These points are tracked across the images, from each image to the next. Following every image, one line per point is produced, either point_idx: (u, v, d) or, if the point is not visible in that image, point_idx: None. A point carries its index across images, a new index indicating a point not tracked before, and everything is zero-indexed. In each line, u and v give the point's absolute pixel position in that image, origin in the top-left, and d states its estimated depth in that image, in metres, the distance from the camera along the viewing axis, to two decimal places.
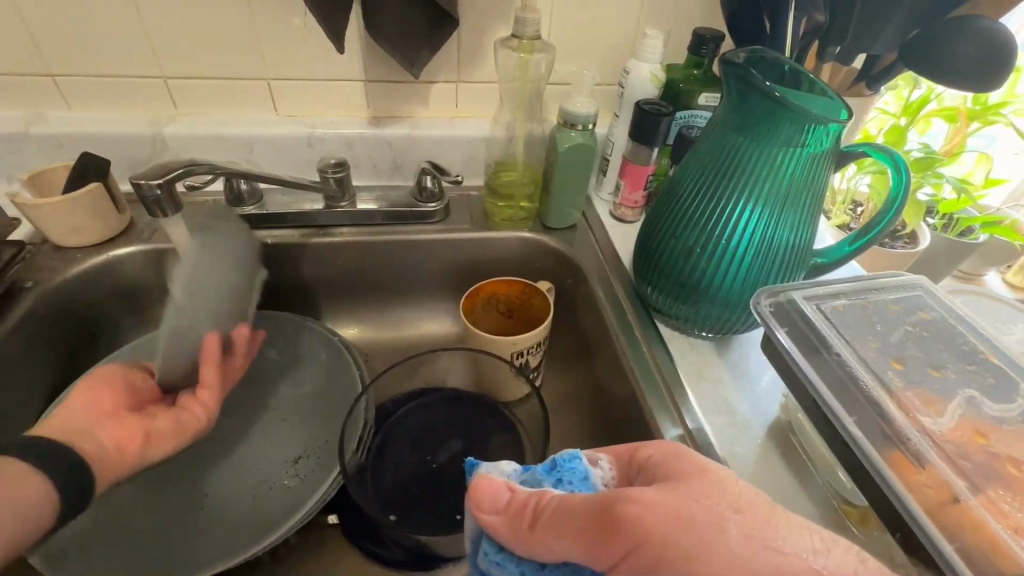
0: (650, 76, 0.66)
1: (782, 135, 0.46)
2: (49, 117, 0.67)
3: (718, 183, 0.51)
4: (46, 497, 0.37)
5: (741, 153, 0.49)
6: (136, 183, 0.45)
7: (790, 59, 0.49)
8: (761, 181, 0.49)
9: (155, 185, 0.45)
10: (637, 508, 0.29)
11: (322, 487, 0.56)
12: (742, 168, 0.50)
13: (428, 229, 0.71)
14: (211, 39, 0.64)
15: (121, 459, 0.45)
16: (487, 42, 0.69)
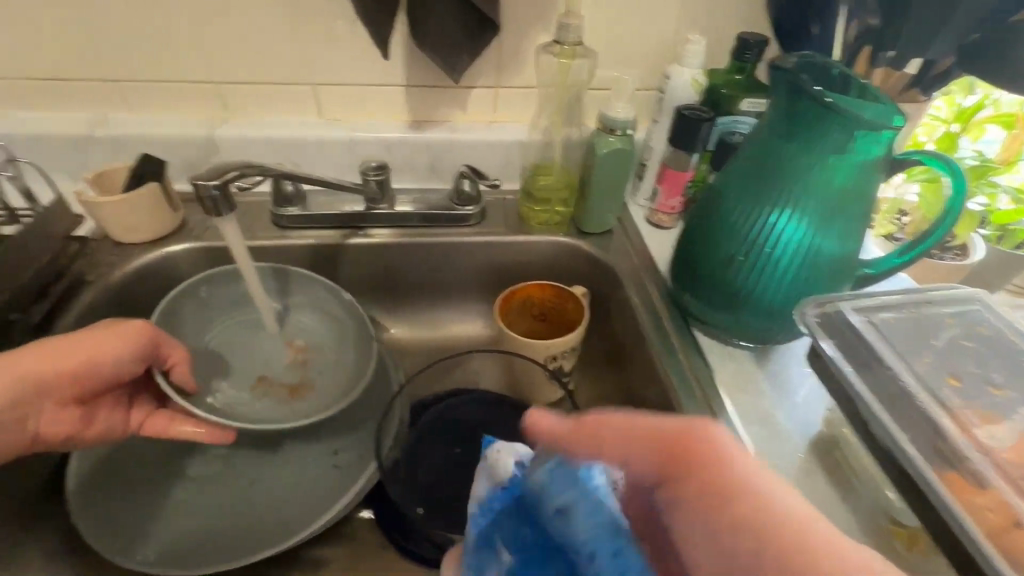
0: (691, 81, 0.65)
1: (831, 141, 0.45)
2: (110, 119, 0.70)
3: (762, 190, 0.50)
4: None
5: (787, 159, 0.48)
6: (196, 184, 0.47)
7: (840, 64, 0.48)
8: (809, 188, 0.48)
9: (212, 186, 0.47)
10: (697, 456, 0.28)
11: (362, 475, 0.57)
12: (788, 175, 0.49)
13: (464, 232, 0.72)
14: (263, 46, 0.67)
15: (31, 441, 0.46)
16: (527, 47, 0.70)
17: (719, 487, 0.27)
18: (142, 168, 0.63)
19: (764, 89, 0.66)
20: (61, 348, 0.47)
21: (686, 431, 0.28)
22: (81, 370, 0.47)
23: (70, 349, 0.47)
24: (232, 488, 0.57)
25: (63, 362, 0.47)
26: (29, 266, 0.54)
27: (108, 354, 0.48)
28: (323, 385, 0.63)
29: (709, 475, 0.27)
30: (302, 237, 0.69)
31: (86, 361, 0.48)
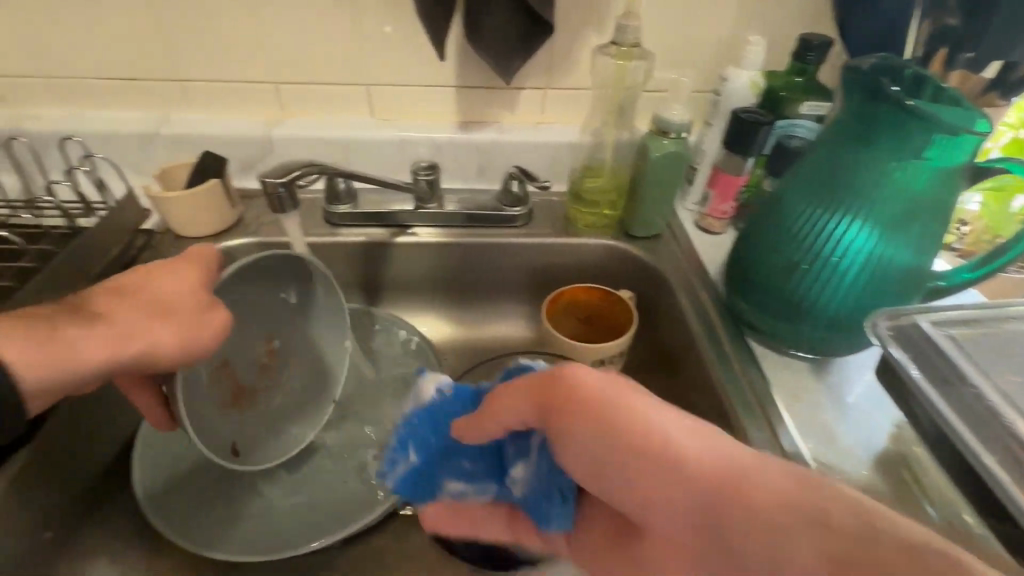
0: (750, 83, 0.64)
1: (908, 146, 0.44)
2: (173, 117, 0.73)
3: (830, 196, 0.49)
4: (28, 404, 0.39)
5: (858, 165, 0.47)
6: (264, 181, 0.48)
7: (917, 66, 0.46)
8: (882, 195, 0.46)
9: (278, 184, 0.49)
10: (583, 407, 0.33)
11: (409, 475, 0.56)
12: (859, 181, 0.47)
13: (511, 233, 0.72)
14: (322, 48, 0.69)
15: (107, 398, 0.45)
16: (580, 49, 0.69)
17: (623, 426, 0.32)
18: (204, 164, 0.65)
19: (824, 91, 0.65)
20: (144, 340, 0.44)
21: (564, 371, 0.35)
22: (159, 363, 0.45)
23: (152, 343, 0.44)
24: (284, 478, 0.58)
25: (143, 356, 0.44)
26: (99, 258, 0.57)
27: (191, 351, 0.46)
28: (268, 407, 0.58)
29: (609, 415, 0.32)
30: (351, 234, 0.70)
31: (171, 355, 0.45)
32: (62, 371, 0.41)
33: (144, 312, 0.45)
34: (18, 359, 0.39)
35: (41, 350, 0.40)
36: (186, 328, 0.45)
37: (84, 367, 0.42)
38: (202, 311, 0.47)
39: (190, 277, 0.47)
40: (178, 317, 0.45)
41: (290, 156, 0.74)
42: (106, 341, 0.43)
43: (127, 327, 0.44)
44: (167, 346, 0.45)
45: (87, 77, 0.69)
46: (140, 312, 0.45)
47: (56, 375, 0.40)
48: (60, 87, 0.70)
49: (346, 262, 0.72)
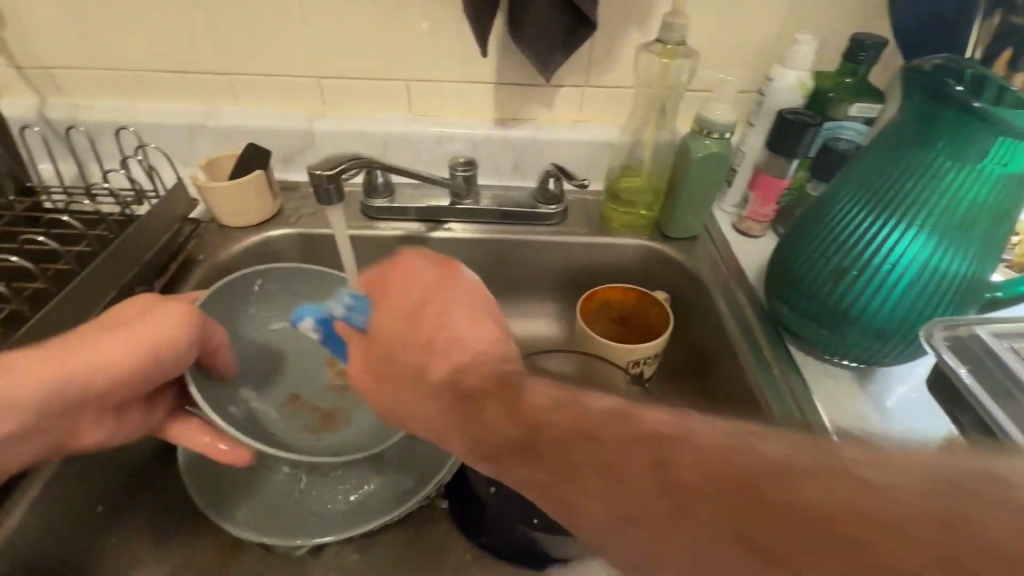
0: (798, 83, 0.62)
1: (966, 146, 0.42)
2: (219, 109, 0.74)
3: (884, 200, 0.47)
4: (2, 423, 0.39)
5: (916, 168, 0.45)
6: (312, 173, 0.49)
7: (983, 67, 0.44)
8: (941, 200, 0.44)
9: (325, 177, 0.50)
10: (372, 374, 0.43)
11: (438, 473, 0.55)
12: (917, 185, 0.45)
13: (546, 230, 0.72)
14: (365, 43, 0.69)
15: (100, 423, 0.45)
16: (622, 46, 0.69)
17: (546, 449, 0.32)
18: (249, 156, 0.66)
19: (875, 93, 0.63)
20: (106, 353, 0.43)
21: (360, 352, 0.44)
22: (129, 371, 0.43)
23: (114, 354, 0.43)
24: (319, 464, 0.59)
25: (113, 368, 0.43)
26: (150, 245, 0.58)
27: (162, 348, 0.44)
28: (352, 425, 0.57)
29: (532, 435, 0.32)
30: (388, 228, 0.71)
31: (138, 359, 0.44)
32: (22, 396, 0.40)
33: (106, 324, 0.45)
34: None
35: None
36: (149, 328, 0.44)
37: (42, 389, 0.41)
38: (158, 311, 0.45)
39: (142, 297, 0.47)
40: (138, 322, 0.44)
41: (330, 150, 0.75)
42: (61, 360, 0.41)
43: (84, 342, 0.43)
44: (132, 353, 0.43)
45: (139, 70, 0.71)
46: (103, 327, 0.44)
47: (11, 403, 0.39)
48: (113, 78, 0.72)
49: (382, 255, 0.73)
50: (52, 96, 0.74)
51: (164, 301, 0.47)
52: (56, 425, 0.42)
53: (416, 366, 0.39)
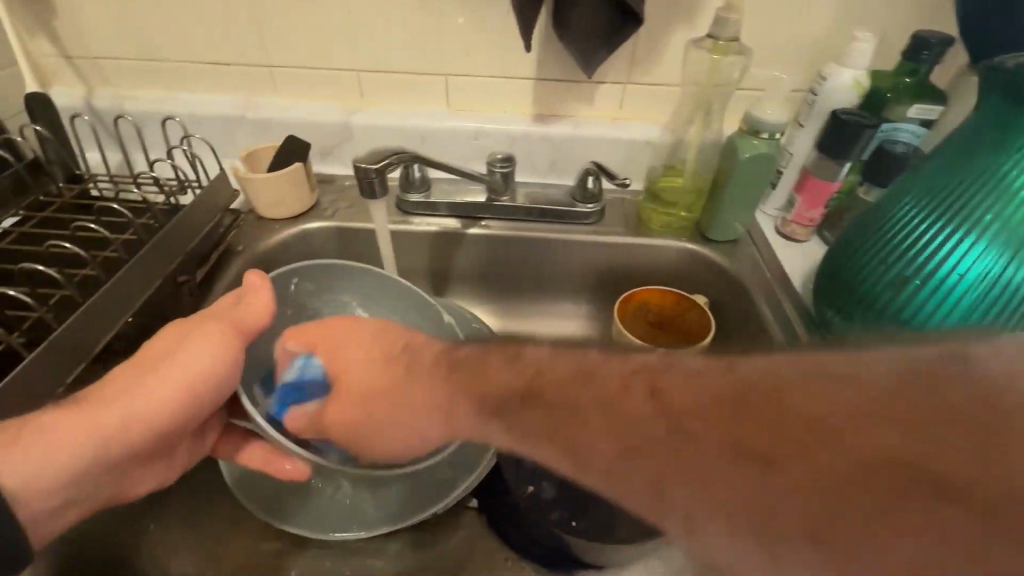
0: (854, 83, 0.60)
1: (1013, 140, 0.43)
2: (259, 101, 0.75)
3: (954, 205, 0.46)
4: (46, 492, 0.36)
5: (990, 175, 0.44)
6: (359, 166, 0.51)
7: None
8: (1017, 208, 0.43)
9: (371, 171, 0.51)
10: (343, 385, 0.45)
11: (465, 480, 0.53)
12: (991, 191, 0.44)
13: (583, 230, 0.71)
14: (406, 36, 0.69)
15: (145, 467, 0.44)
16: (668, 43, 0.67)
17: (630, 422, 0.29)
18: (289, 148, 0.67)
19: (936, 93, 0.60)
20: (143, 403, 0.40)
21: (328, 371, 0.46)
22: (171, 414, 0.41)
23: (153, 401, 0.41)
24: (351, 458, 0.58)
25: (155, 415, 0.41)
26: (193, 234, 0.59)
27: (202, 386, 0.42)
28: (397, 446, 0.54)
29: None
30: (424, 223, 0.71)
31: (180, 401, 0.41)
32: (70, 463, 0.37)
33: (132, 370, 0.41)
34: (13, 474, 0.35)
35: (30, 448, 0.36)
36: (184, 367, 0.41)
37: (88, 452, 0.38)
38: (188, 344, 0.42)
39: (174, 333, 0.44)
40: (170, 362, 0.42)
41: (367, 144, 0.75)
42: (97, 419, 0.38)
43: (115, 393, 0.40)
44: (171, 397, 0.41)
45: (183, 61, 0.72)
46: (131, 372, 0.41)
47: (61, 472, 0.37)
48: (157, 70, 0.73)
49: (417, 249, 0.72)
50: (99, 86, 0.75)
51: (188, 331, 0.44)
52: (107, 479, 0.41)
53: (464, 364, 0.38)
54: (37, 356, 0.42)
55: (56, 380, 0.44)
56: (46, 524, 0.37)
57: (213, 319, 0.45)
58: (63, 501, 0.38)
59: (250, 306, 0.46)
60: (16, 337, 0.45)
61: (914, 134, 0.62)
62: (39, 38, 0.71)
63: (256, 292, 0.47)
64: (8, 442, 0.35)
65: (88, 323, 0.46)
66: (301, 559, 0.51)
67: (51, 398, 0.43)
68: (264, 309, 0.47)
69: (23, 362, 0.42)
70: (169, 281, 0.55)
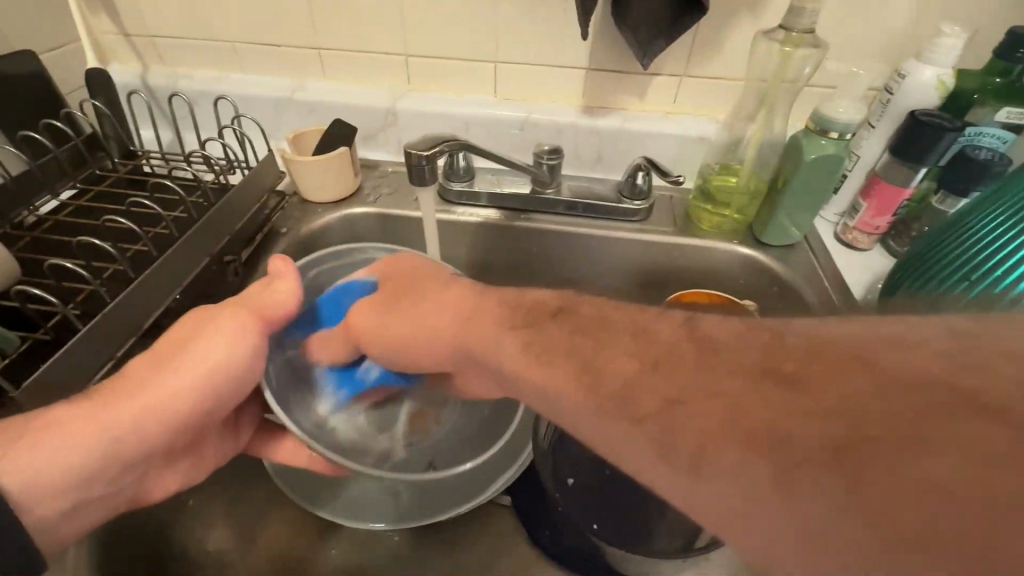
0: (937, 81, 0.55)
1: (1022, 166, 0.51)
2: (307, 84, 0.75)
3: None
4: (70, 485, 0.36)
5: None
6: (410, 153, 0.54)
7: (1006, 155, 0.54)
8: None
9: (421, 158, 0.54)
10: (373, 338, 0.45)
11: (498, 479, 0.52)
12: None
13: (629, 227, 0.68)
14: (457, 21, 0.67)
15: (168, 460, 0.45)
16: (732, 33, 0.63)
17: (730, 403, 0.25)
18: (336, 131, 0.66)
19: None
20: (159, 396, 0.39)
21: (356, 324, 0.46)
22: (186, 407, 0.41)
23: (170, 393, 0.40)
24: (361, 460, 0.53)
25: (171, 407, 0.40)
26: (240, 214, 0.59)
27: (218, 379, 0.41)
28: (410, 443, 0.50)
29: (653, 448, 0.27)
30: (465, 213, 0.70)
31: (197, 393, 0.41)
32: (81, 460, 0.36)
33: (149, 362, 0.40)
34: (22, 473, 0.34)
35: (44, 444, 0.35)
36: (200, 358, 0.41)
37: (100, 449, 0.37)
38: (204, 334, 0.42)
39: (194, 317, 0.43)
40: (187, 353, 0.41)
41: (412, 130, 0.74)
42: (111, 415, 0.37)
43: (132, 385, 0.39)
44: (193, 390, 0.41)
45: (236, 41, 0.72)
46: (145, 365, 0.40)
47: (72, 469, 0.36)
48: (209, 49, 0.74)
49: (457, 239, 0.71)
50: (154, 63, 0.76)
51: (203, 319, 0.43)
52: (122, 475, 0.40)
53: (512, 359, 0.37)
54: (92, 326, 0.42)
55: (109, 352, 0.44)
56: (63, 523, 0.37)
57: (230, 306, 0.43)
58: (73, 501, 0.37)
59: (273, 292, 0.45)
60: (72, 307, 0.46)
61: (998, 138, 0.57)
62: (100, 15, 0.72)
63: (283, 278, 0.45)
64: (18, 438, 0.35)
65: (141, 297, 0.47)
66: (333, 544, 0.52)
67: (104, 369, 0.44)
68: (287, 297, 0.44)
69: (79, 333, 0.43)
70: (216, 259, 0.55)
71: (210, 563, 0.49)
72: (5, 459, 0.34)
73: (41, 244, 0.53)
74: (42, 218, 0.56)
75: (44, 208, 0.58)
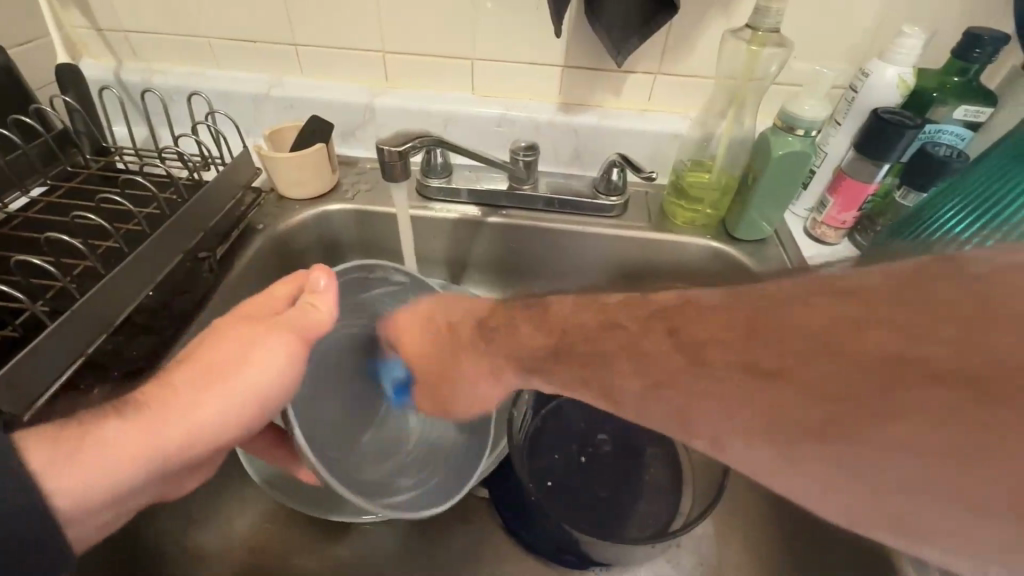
0: (898, 81, 0.57)
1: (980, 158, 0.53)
2: (285, 80, 0.74)
3: (975, 212, 0.50)
4: (117, 496, 0.34)
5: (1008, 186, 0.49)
6: (383, 149, 0.54)
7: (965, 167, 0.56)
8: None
9: (395, 154, 0.54)
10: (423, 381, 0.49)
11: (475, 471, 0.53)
12: (1008, 200, 0.48)
13: (605, 223, 0.69)
14: (435, 18, 0.67)
15: (196, 471, 0.42)
16: (704, 31, 0.64)
17: (776, 425, 0.26)
18: (313, 127, 0.66)
19: (986, 94, 0.57)
20: (212, 417, 0.38)
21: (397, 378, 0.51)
22: (235, 428, 0.39)
23: (223, 415, 0.38)
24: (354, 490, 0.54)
25: (223, 433, 0.38)
26: (213, 211, 0.58)
27: (271, 404, 0.40)
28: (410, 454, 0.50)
29: None
30: (444, 210, 0.70)
31: (249, 414, 0.39)
32: (128, 478, 0.34)
33: (195, 382, 0.38)
34: (67, 494, 0.31)
35: (91, 462, 0.33)
36: (257, 385, 0.39)
37: (145, 471, 0.35)
38: (258, 356, 0.40)
39: (238, 339, 0.40)
40: (238, 376, 0.39)
41: (390, 127, 0.74)
42: (161, 437, 0.35)
43: (182, 405, 0.37)
44: (245, 416, 0.39)
45: (212, 37, 0.72)
46: (190, 380, 0.38)
47: (114, 486, 0.34)
48: (185, 46, 0.73)
49: (435, 235, 0.71)
50: (128, 59, 0.75)
51: (249, 342, 0.40)
52: (158, 485, 0.37)
53: None
54: (61, 323, 0.42)
55: (79, 349, 0.44)
56: (92, 539, 0.35)
57: (280, 327, 0.41)
58: (111, 516, 0.35)
59: (313, 310, 0.43)
60: (40, 304, 0.45)
61: (958, 136, 0.60)
62: (71, 9, 0.71)
63: (318, 295, 0.44)
64: (67, 458, 0.32)
65: (110, 294, 0.46)
66: (307, 539, 0.52)
67: (73, 367, 0.43)
68: (325, 316, 0.43)
69: (46, 330, 0.42)
70: (189, 256, 0.55)
71: (185, 564, 0.48)
72: (51, 479, 0.31)
73: (9, 242, 0.52)
74: (11, 215, 0.55)
75: (13, 206, 0.57)
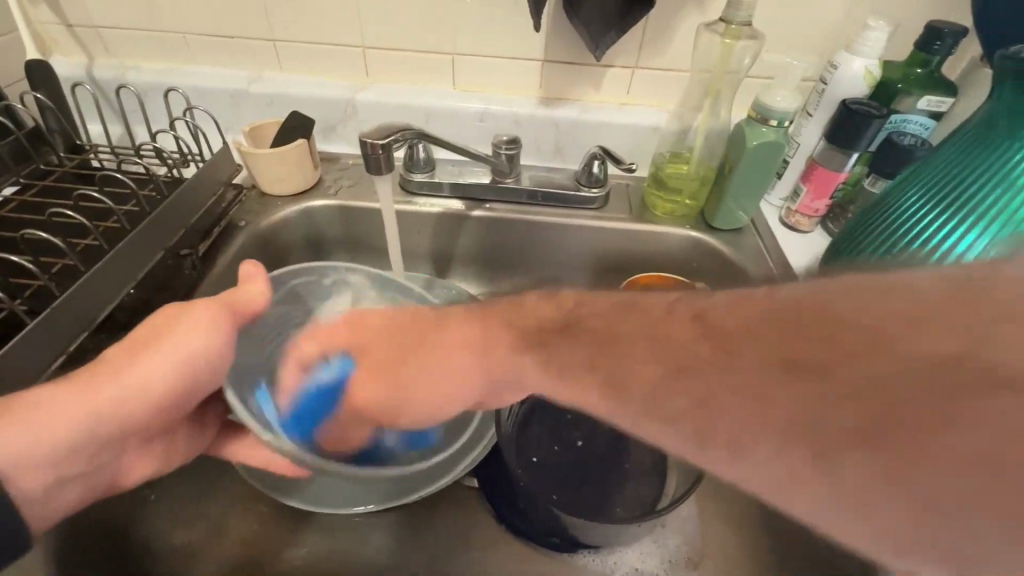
0: (865, 72, 0.59)
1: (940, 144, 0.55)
2: (263, 76, 0.74)
3: (932, 195, 0.52)
4: (56, 455, 0.39)
5: (963, 169, 0.50)
6: (365, 143, 0.54)
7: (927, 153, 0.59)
8: (984, 190, 0.49)
9: (378, 147, 0.55)
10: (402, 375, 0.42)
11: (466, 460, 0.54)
12: (962, 182, 0.50)
13: (587, 214, 0.71)
14: (414, 13, 0.67)
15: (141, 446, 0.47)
16: (679, 25, 0.66)
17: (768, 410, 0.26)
18: (293, 122, 0.66)
19: (947, 84, 0.59)
20: (140, 378, 0.42)
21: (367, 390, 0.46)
22: (163, 389, 0.44)
23: (152, 376, 0.43)
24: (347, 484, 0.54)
25: (151, 391, 0.43)
26: (194, 208, 0.58)
27: (192, 366, 0.45)
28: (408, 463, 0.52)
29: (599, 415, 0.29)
30: (427, 204, 0.70)
31: (180, 377, 0.44)
32: (65, 434, 0.39)
33: (123, 349, 0.43)
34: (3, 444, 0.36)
35: (26, 419, 0.38)
36: (181, 347, 0.44)
37: (78, 427, 0.40)
38: (180, 325, 0.44)
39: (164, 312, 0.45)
40: (165, 341, 0.44)
41: (371, 122, 0.75)
42: (92, 397, 0.40)
43: (108, 369, 0.41)
44: (170, 376, 0.44)
45: (187, 33, 0.71)
46: (120, 350, 0.43)
47: (51, 443, 0.39)
48: (160, 42, 0.72)
49: (419, 229, 0.72)
50: (101, 56, 0.74)
51: (174, 315, 0.45)
52: (98, 450, 0.42)
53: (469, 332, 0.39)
54: (41, 321, 0.42)
55: (60, 347, 0.44)
56: (45, 502, 0.39)
57: (207, 302, 0.46)
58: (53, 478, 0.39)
59: (245, 290, 0.49)
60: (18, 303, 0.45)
61: (923, 125, 0.62)
62: (40, 5, 0.69)
63: (252, 281, 0.50)
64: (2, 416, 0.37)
65: (91, 293, 0.46)
66: (299, 534, 0.52)
67: (54, 366, 0.43)
68: (256, 295, 0.49)
69: (25, 328, 0.42)
70: (170, 253, 0.55)
71: (174, 562, 0.48)
72: None
73: None
74: None
75: None
